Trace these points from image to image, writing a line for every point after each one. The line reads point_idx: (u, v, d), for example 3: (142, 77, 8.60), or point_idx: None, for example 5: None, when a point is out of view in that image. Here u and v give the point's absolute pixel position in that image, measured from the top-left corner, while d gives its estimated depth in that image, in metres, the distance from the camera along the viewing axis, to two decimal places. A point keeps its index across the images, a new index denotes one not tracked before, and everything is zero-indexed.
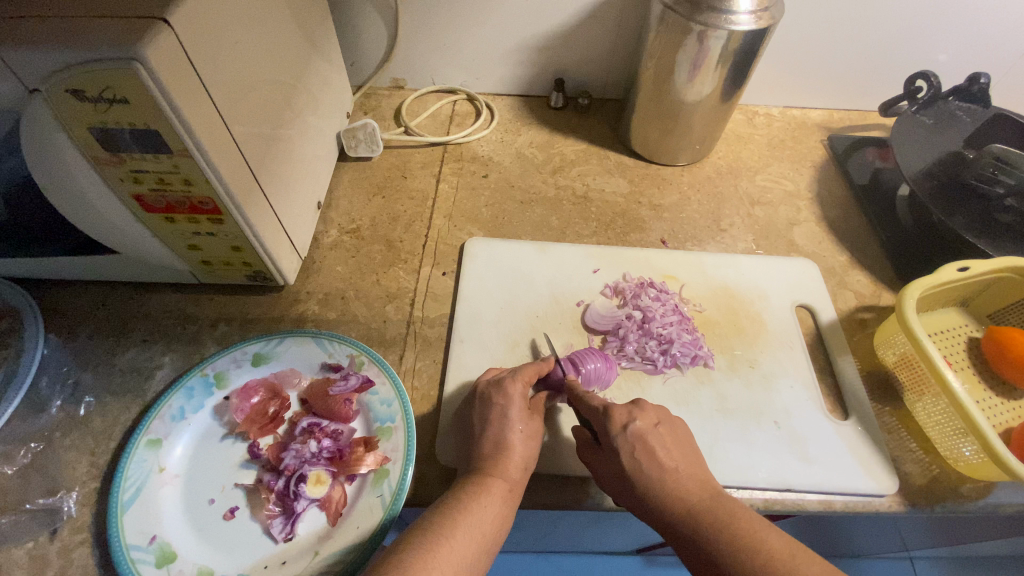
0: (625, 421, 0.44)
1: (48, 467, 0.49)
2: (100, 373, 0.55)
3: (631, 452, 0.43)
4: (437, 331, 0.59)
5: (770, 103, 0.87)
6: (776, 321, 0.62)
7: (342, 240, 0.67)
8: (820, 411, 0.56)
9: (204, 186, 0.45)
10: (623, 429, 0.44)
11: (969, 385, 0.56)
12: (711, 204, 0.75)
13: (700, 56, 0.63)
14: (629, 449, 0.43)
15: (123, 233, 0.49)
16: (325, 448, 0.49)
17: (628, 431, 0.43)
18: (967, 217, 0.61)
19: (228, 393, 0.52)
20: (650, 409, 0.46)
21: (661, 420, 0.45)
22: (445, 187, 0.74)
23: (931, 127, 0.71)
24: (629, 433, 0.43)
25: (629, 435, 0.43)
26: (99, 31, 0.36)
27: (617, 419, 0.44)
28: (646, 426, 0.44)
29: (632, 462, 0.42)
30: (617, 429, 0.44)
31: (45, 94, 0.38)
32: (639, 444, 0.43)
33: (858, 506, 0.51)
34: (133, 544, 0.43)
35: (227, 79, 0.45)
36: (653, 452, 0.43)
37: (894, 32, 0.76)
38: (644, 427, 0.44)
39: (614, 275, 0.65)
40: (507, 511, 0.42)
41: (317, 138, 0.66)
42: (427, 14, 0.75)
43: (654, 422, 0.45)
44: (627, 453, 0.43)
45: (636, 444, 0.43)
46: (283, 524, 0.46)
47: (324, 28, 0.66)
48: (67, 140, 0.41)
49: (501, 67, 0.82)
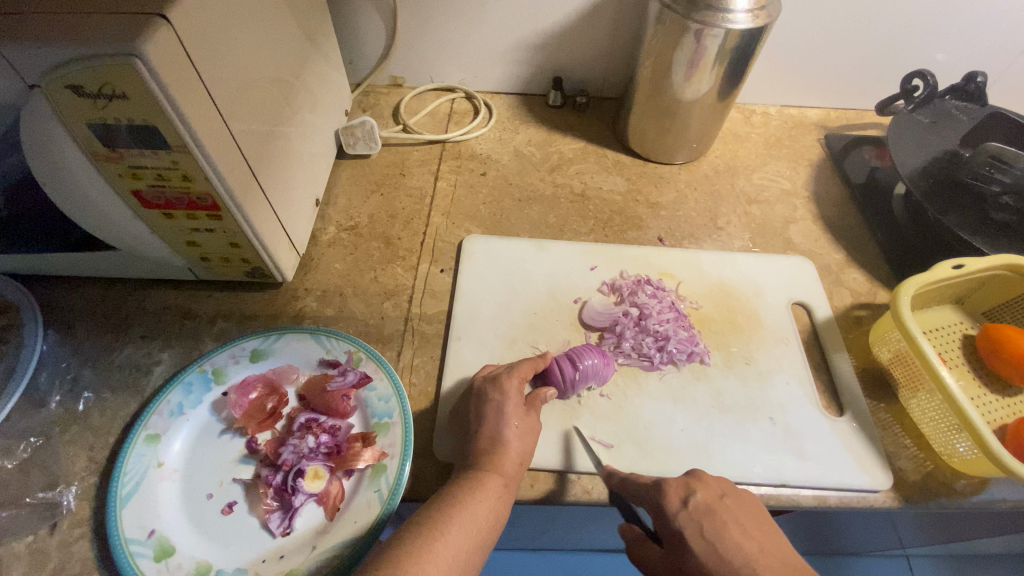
0: (685, 496, 0.42)
1: (47, 462, 0.49)
2: (99, 368, 0.55)
3: (701, 531, 0.40)
4: (435, 328, 0.60)
5: (767, 101, 0.88)
6: (772, 318, 0.63)
7: (340, 237, 0.68)
8: (815, 407, 0.56)
9: (202, 182, 0.45)
10: (683, 505, 0.42)
11: (964, 381, 0.57)
12: (708, 202, 0.75)
13: (698, 55, 0.63)
14: (698, 527, 0.40)
15: (122, 229, 0.50)
16: (323, 444, 0.49)
17: (689, 505, 0.42)
18: (962, 215, 0.61)
19: (226, 389, 0.52)
20: (711, 481, 0.44)
21: (726, 492, 0.43)
22: (444, 184, 0.75)
23: (928, 125, 0.71)
24: (692, 508, 0.41)
25: (693, 512, 0.41)
26: (98, 27, 0.36)
27: (676, 495, 0.43)
28: (711, 499, 0.42)
29: (705, 543, 0.39)
30: (677, 505, 0.42)
31: (45, 89, 0.38)
32: (707, 520, 0.40)
33: (853, 501, 0.51)
34: (132, 538, 0.44)
35: (226, 77, 0.45)
36: (724, 528, 0.40)
37: (891, 31, 0.77)
38: (707, 499, 0.42)
39: (610, 272, 0.65)
40: (503, 508, 0.42)
41: (315, 136, 0.66)
42: (426, 12, 0.76)
43: (718, 494, 0.43)
44: (697, 533, 0.40)
45: (703, 520, 0.40)
46: (281, 519, 0.46)
47: (323, 26, 0.67)
48: (67, 136, 0.41)
49: (499, 66, 0.83)
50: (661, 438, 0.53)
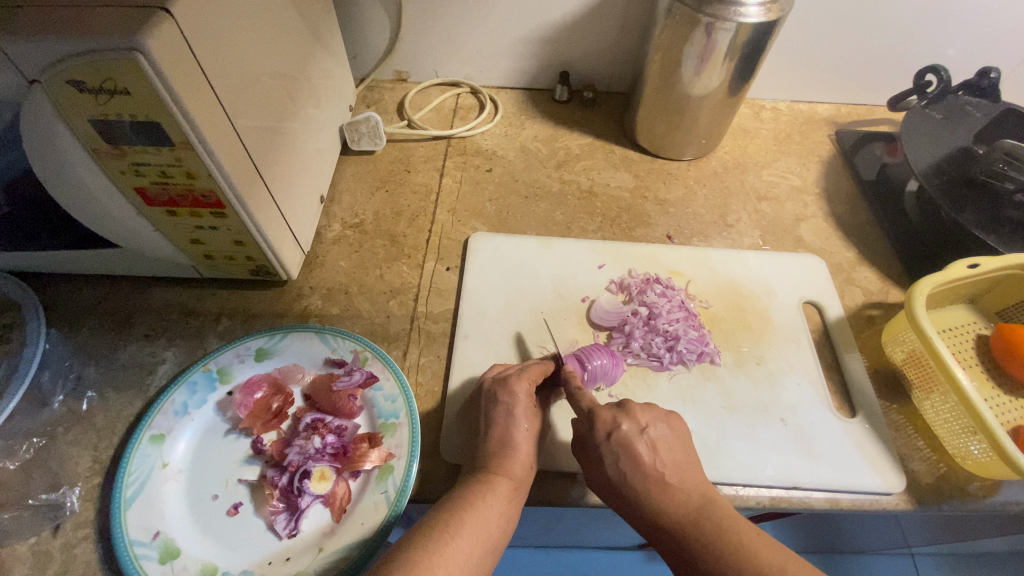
0: (610, 428, 0.44)
1: (50, 463, 0.48)
2: (103, 367, 0.54)
3: (615, 461, 0.42)
4: (441, 327, 0.59)
5: (777, 97, 0.86)
6: (783, 318, 0.62)
7: (345, 235, 0.67)
8: (827, 408, 0.55)
9: (206, 178, 0.45)
10: (607, 437, 0.43)
11: (978, 382, 0.56)
12: (717, 199, 0.74)
13: (709, 49, 0.62)
14: (613, 458, 0.42)
15: (124, 226, 0.49)
16: (329, 445, 0.48)
17: (611, 438, 0.43)
18: (977, 212, 0.60)
19: (232, 388, 0.52)
20: (639, 413, 0.45)
21: (650, 425, 0.44)
22: (448, 181, 0.74)
23: (941, 122, 0.70)
24: (613, 441, 0.43)
25: (613, 444, 0.43)
26: (100, 20, 0.35)
27: (602, 427, 0.44)
28: (631, 433, 0.43)
29: (616, 470, 0.42)
30: (601, 437, 0.43)
31: (46, 84, 0.37)
32: (623, 452, 0.42)
33: (865, 504, 0.50)
34: (137, 540, 0.43)
35: (229, 71, 0.44)
36: (638, 460, 0.42)
37: (904, 25, 0.75)
38: (629, 433, 0.43)
39: (619, 270, 0.64)
40: (513, 512, 0.42)
41: (319, 132, 0.65)
42: (431, 6, 0.75)
43: (640, 428, 0.44)
44: (610, 461, 0.42)
45: (619, 452, 0.42)
46: (287, 521, 0.46)
47: (327, 20, 0.65)
48: (68, 132, 0.40)
49: (505, 60, 0.81)
50: None
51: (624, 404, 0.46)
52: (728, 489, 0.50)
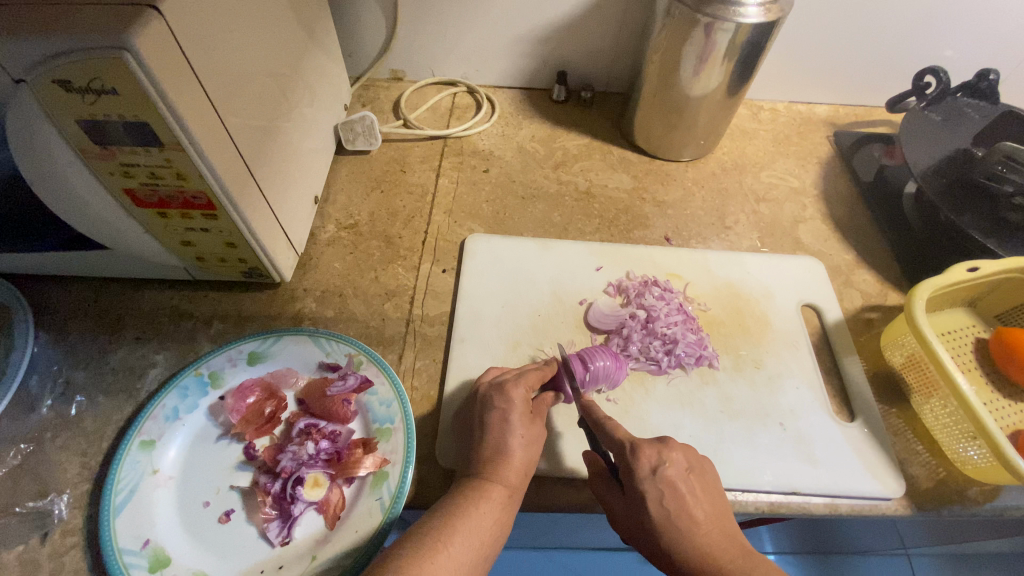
0: (655, 464, 0.43)
1: (38, 469, 0.47)
2: (92, 371, 0.53)
3: (659, 499, 0.41)
4: (437, 330, 0.58)
5: (776, 97, 0.86)
6: (782, 321, 0.61)
7: (340, 236, 0.66)
8: (826, 412, 0.55)
9: (197, 180, 0.44)
10: (651, 474, 0.42)
11: (977, 387, 0.56)
12: (715, 201, 0.74)
13: (707, 50, 0.61)
14: (657, 495, 0.41)
15: (114, 228, 0.48)
16: (323, 450, 0.47)
17: (657, 475, 0.42)
18: (976, 216, 0.60)
19: (224, 393, 0.51)
20: (680, 452, 0.44)
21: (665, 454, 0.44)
22: (445, 182, 0.73)
23: (940, 123, 0.70)
24: (659, 479, 0.42)
25: (659, 481, 0.42)
26: (85, 18, 0.34)
27: (646, 462, 0.43)
28: (677, 474, 0.43)
29: (660, 510, 0.41)
30: (645, 473, 0.42)
31: (31, 84, 0.36)
32: (669, 491, 0.42)
33: (864, 509, 0.50)
34: (126, 548, 0.42)
35: (220, 70, 0.43)
36: (683, 504, 0.41)
37: (903, 26, 0.75)
38: (675, 473, 0.42)
39: (617, 272, 0.64)
40: (506, 520, 0.41)
41: (314, 131, 0.64)
42: (427, 4, 0.74)
43: (684, 469, 0.43)
44: (655, 500, 0.41)
45: (665, 491, 0.41)
46: (280, 528, 0.45)
47: (322, 18, 0.65)
48: (55, 133, 0.39)
49: (502, 59, 0.81)
50: None
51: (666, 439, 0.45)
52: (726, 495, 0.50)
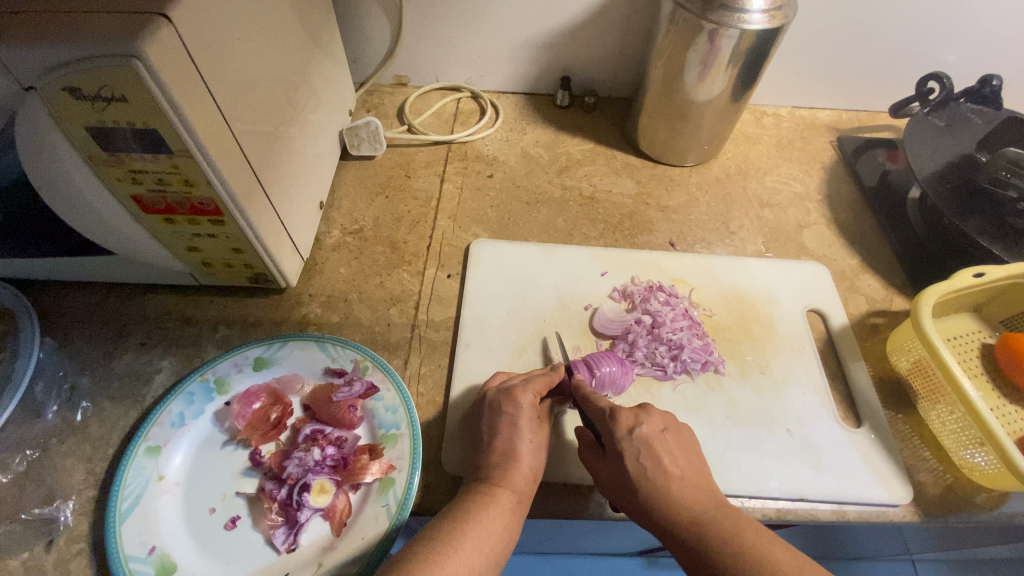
0: (633, 424, 0.43)
1: (44, 475, 0.47)
2: (98, 377, 0.53)
3: (637, 456, 0.42)
4: (442, 335, 0.58)
5: (780, 103, 0.86)
6: (787, 326, 0.61)
7: (345, 241, 0.66)
8: (832, 418, 0.55)
9: (205, 187, 0.44)
10: (629, 433, 0.43)
11: (983, 392, 0.55)
12: (720, 206, 0.74)
13: (711, 56, 0.61)
14: (634, 452, 0.42)
15: (120, 234, 0.48)
16: (329, 457, 0.47)
17: (634, 434, 0.43)
18: (981, 221, 0.60)
19: (229, 399, 0.51)
20: (657, 414, 0.45)
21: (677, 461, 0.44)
22: (449, 187, 0.73)
23: (943, 129, 0.70)
24: (636, 437, 0.43)
25: (635, 440, 0.42)
26: (95, 26, 0.34)
27: (624, 422, 0.43)
28: (652, 432, 0.43)
29: (637, 466, 0.42)
30: (622, 432, 0.43)
31: (41, 91, 0.36)
32: (645, 448, 0.42)
33: (872, 516, 0.50)
34: (132, 555, 0.42)
35: (229, 77, 0.43)
36: (659, 460, 0.42)
37: (906, 32, 0.75)
38: (650, 432, 0.43)
39: (622, 278, 0.64)
40: (514, 528, 0.41)
41: (319, 136, 0.64)
42: (432, 10, 0.74)
43: (660, 428, 0.44)
44: (631, 457, 0.42)
45: (642, 448, 0.42)
46: (286, 535, 0.45)
47: (328, 25, 0.65)
48: (64, 140, 0.39)
49: (506, 65, 0.81)
50: None
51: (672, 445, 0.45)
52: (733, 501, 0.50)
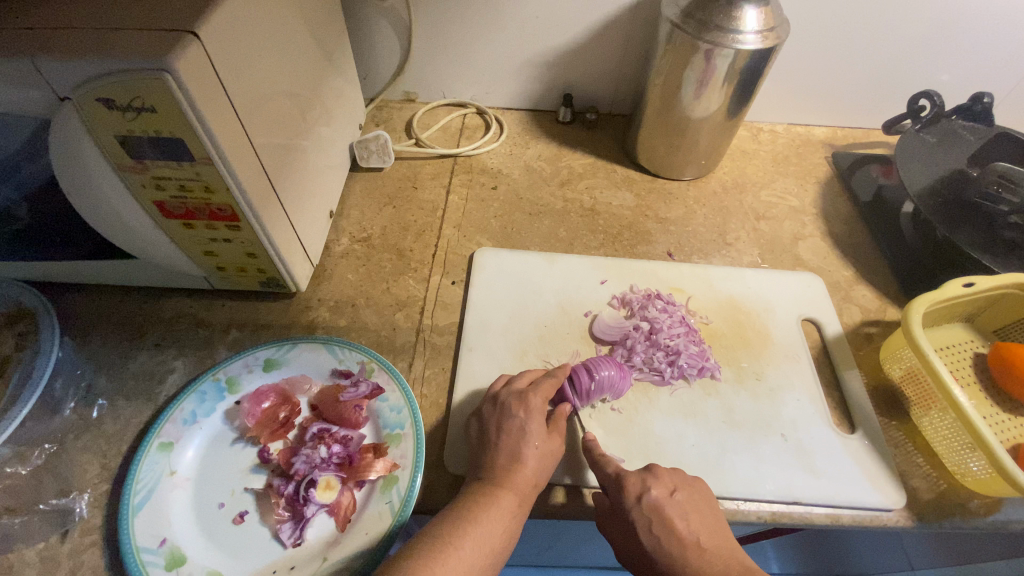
0: (640, 491, 0.45)
1: (61, 468, 0.49)
2: (113, 376, 0.55)
3: (649, 526, 0.43)
4: (446, 340, 0.60)
5: (775, 119, 0.89)
6: (782, 334, 0.63)
7: (353, 249, 0.68)
8: (826, 424, 0.56)
9: (224, 193, 0.46)
10: (637, 501, 0.44)
11: (976, 401, 0.57)
12: (717, 218, 0.76)
13: (707, 74, 0.64)
14: (646, 522, 0.43)
15: (141, 238, 0.50)
16: (335, 454, 0.49)
17: (642, 501, 0.44)
18: (970, 234, 0.62)
19: (240, 398, 0.53)
20: (664, 476, 0.46)
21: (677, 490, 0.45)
22: (455, 198, 0.75)
23: (934, 145, 0.72)
24: (645, 504, 0.44)
25: (644, 507, 0.44)
26: (130, 43, 0.37)
27: (632, 489, 0.45)
28: (661, 497, 0.44)
29: (651, 537, 0.43)
30: (632, 500, 0.44)
31: (76, 102, 0.39)
32: (655, 516, 0.43)
33: (867, 520, 0.51)
34: (144, 546, 0.44)
35: (248, 90, 0.46)
36: (671, 525, 0.43)
37: (897, 52, 0.78)
38: (660, 497, 0.44)
39: (620, 285, 0.66)
40: (514, 525, 0.42)
41: (330, 149, 0.67)
42: (440, 29, 0.77)
43: (669, 491, 0.45)
44: (644, 527, 0.43)
45: (652, 517, 0.43)
46: (292, 529, 0.46)
47: (340, 43, 0.68)
48: (94, 147, 0.42)
49: (511, 82, 0.84)
50: (671, 453, 0.53)
51: (651, 467, 0.47)
52: (728, 504, 0.51)
